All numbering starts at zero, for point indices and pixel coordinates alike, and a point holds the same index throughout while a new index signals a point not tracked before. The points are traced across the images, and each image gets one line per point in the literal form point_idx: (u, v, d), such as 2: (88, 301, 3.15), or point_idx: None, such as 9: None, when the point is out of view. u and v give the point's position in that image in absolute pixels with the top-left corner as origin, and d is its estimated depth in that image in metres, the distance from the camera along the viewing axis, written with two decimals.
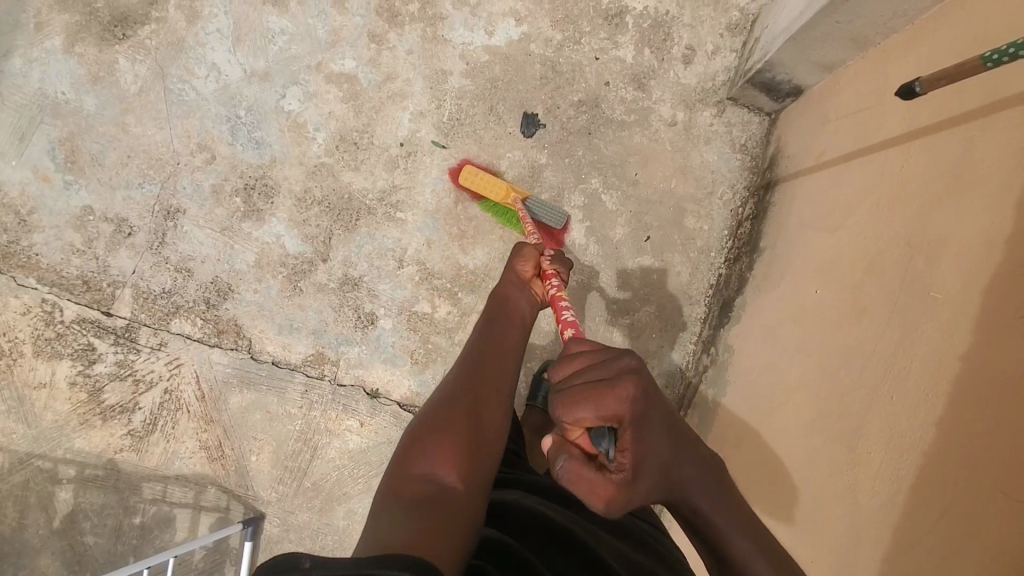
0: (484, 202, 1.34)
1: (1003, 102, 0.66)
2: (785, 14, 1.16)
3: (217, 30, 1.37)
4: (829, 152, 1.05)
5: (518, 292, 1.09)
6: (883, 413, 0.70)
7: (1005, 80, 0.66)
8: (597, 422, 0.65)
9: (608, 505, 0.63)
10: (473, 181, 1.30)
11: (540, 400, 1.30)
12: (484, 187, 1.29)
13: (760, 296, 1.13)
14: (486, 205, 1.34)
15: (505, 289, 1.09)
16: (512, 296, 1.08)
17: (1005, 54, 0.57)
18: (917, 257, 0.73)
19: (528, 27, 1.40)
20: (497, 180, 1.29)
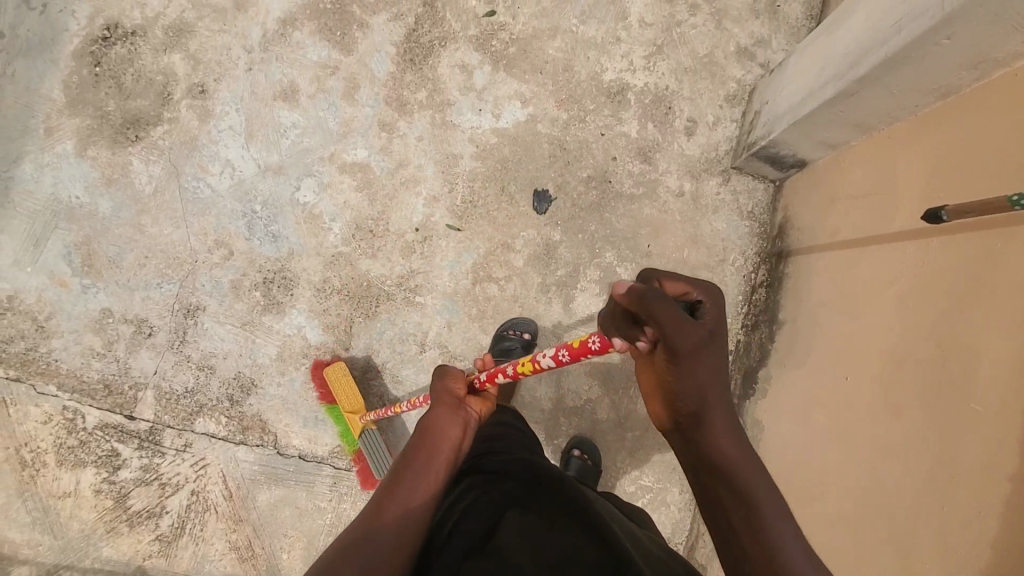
0: (332, 408, 1.33)
1: (1017, 221, 0.69)
2: (786, 95, 1.21)
3: (230, 127, 1.40)
4: (843, 233, 1.08)
5: (447, 411, 0.92)
6: (937, 522, 0.72)
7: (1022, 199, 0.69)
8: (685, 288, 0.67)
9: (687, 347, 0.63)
10: (337, 380, 1.28)
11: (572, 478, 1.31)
12: (339, 386, 1.28)
13: (785, 371, 1.15)
14: (332, 412, 1.33)
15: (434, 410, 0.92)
16: (439, 417, 0.90)
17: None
18: (949, 362, 0.75)
19: (534, 108, 1.44)
20: (356, 392, 1.28)
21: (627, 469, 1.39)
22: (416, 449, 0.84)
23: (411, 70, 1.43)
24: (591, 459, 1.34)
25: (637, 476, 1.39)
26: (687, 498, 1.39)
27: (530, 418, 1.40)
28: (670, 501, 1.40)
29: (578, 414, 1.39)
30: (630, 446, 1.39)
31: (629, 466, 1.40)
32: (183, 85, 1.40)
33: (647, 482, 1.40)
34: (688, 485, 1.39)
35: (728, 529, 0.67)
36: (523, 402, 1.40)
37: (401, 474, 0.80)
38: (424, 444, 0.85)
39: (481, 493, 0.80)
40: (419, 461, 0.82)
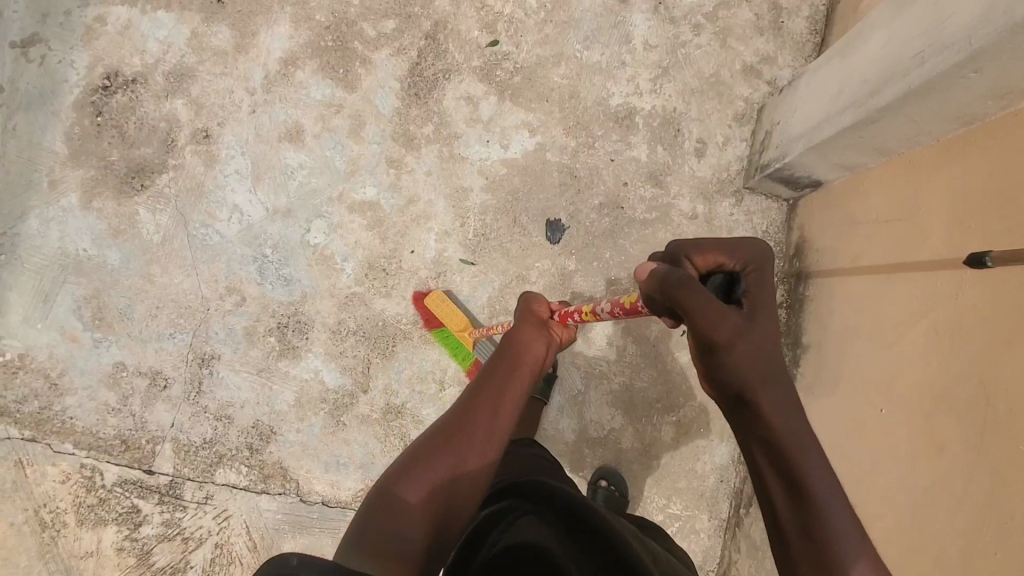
0: (439, 331, 1.33)
1: None
2: (799, 118, 1.20)
3: (236, 171, 1.38)
4: (867, 258, 1.08)
5: (533, 333, 1.02)
6: (989, 566, 0.71)
7: None
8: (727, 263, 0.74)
9: (718, 323, 0.67)
10: (438, 304, 1.29)
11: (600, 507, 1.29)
12: (444, 310, 1.28)
13: (816, 399, 1.14)
14: (440, 334, 1.33)
15: (514, 335, 1.01)
16: (521, 340, 1.00)
17: None
18: (994, 402, 0.74)
19: (542, 136, 1.43)
20: (461, 313, 1.28)
21: (654, 498, 1.38)
22: (499, 369, 0.95)
23: (417, 104, 1.43)
24: (616, 487, 1.33)
25: (665, 504, 1.37)
26: (717, 524, 1.37)
27: (554, 451, 1.38)
28: (699, 528, 1.38)
29: (603, 444, 1.38)
30: (656, 474, 1.38)
31: (656, 495, 1.38)
32: (187, 131, 1.38)
33: (675, 510, 1.38)
34: (718, 512, 1.37)
35: (773, 513, 0.66)
36: (546, 435, 1.38)
37: (486, 389, 0.92)
38: (507, 368, 0.95)
39: (518, 508, 0.82)
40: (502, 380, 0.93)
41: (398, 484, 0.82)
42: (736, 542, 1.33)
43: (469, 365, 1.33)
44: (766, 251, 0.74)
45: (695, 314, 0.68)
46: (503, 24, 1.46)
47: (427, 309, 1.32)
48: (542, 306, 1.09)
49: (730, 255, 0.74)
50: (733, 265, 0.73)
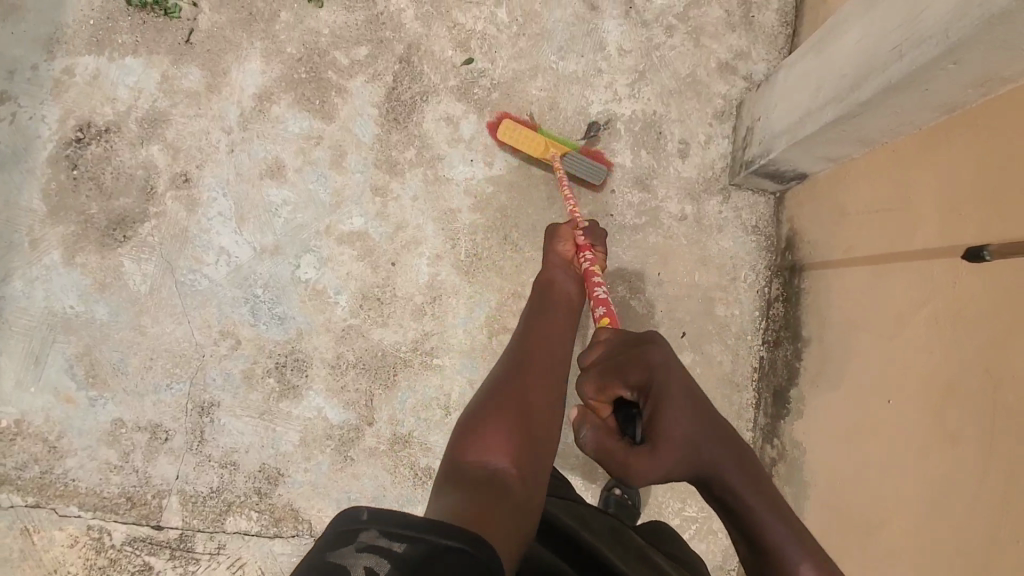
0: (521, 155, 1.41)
1: None
2: (779, 113, 1.20)
3: (219, 213, 1.36)
4: (860, 249, 1.09)
5: (563, 269, 1.18)
6: (1010, 555, 0.71)
7: None
8: (622, 386, 0.84)
9: (628, 462, 0.79)
10: (514, 133, 1.37)
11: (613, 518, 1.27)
12: (518, 137, 1.36)
13: (822, 392, 1.14)
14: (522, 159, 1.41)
15: (551, 278, 1.18)
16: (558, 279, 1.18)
17: None
18: (1002, 390, 0.75)
19: (526, 151, 1.43)
20: (534, 133, 1.37)
21: (669, 502, 1.37)
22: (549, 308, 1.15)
23: (397, 129, 1.41)
24: (631, 496, 1.31)
25: (680, 507, 1.36)
26: None
27: (565, 466, 1.37)
28: (717, 528, 1.37)
29: None
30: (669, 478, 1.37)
31: (670, 499, 1.37)
32: (166, 177, 1.36)
33: (691, 512, 1.37)
34: None
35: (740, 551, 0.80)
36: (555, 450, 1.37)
37: (535, 341, 1.08)
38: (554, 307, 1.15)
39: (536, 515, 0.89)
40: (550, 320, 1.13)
41: (477, 424, 0.88)
42: None
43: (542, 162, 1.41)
44: (648, 366, 0.83)
45: (606, 454, 0.81)
46: (477, 41, 1.45)
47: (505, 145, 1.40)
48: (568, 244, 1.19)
49: (620, 382, 0.85)
50: (627, 390, 0.84)
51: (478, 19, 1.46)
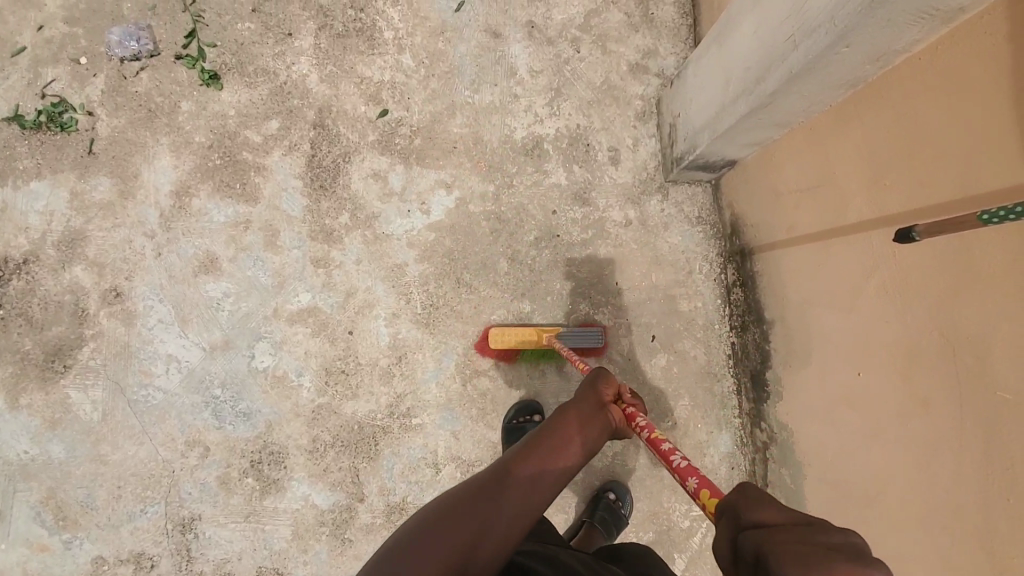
0: (521, 355, 1.36)
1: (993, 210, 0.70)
2: (696, 109, 1.22)
3: (160, 320, 1.32)
4: (800, 228, 1.10)
5: (594, 408, 0.86)
6: (1005, 515, 0.71)
7: (997, 181, 0.71)
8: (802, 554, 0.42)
9: None
10: (507, 334, 1.32)
11: (598, 517, 1.28)
12: (511, 341, 1.32)
13: (795, 372, 1.15)
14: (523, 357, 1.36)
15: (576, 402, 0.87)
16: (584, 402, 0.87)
17: (996, 214, 0.60)
18: (962, 352, 0.76)
19: (460, 191, 1.41)
20: (527, 329, 1.33)
21: (675, 505, 1.34)
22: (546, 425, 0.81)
23: (326, 196, 1.38)
24: (623, 502, 1.30)
25: (687, 508, 1.34)
26: None
27: (565, 494, 1.34)
28: None
29: (610, 471, 1.35)
30: (670, 481, 1.35)
31: (676, 502, 1.34)
32: (96, 295, 1.31)
33: (698, 511, 1.34)
34: None
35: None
36: None
37: (526, 460, 0.75)
38: (559, 428, 0.81)
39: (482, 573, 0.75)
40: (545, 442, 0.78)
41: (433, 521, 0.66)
42: None
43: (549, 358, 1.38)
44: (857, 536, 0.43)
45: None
46: (388, 92, 1.43)
47: (503, 357, 1.36)
48: (609, 388, 0.91)
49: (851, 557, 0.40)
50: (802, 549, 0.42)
51: (385, 69, 1.44)
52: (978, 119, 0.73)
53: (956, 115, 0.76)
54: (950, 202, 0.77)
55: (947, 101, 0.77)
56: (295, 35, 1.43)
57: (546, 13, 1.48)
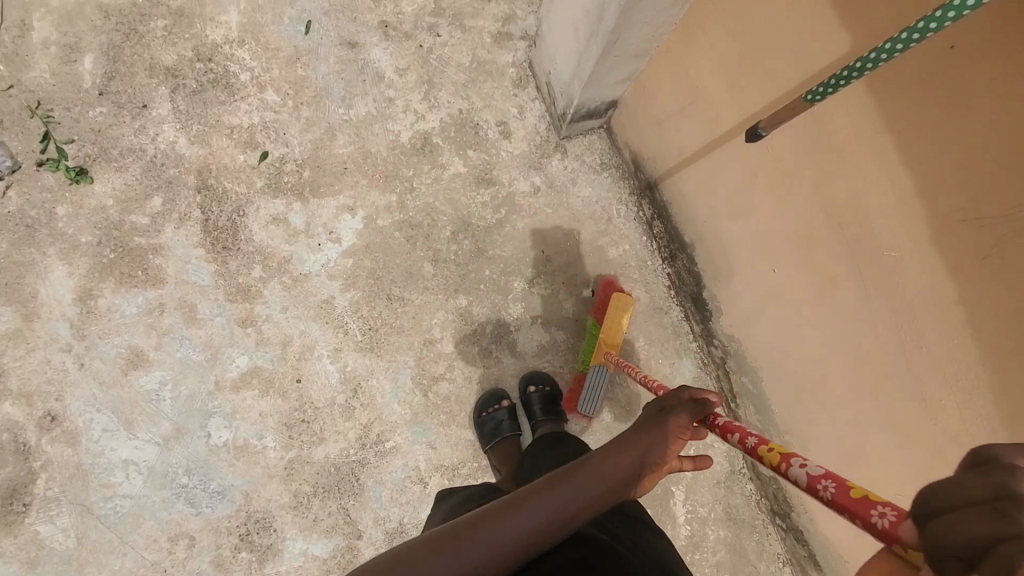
0: (592, 325, 1.37)
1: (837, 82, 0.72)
2: (560, 61, 1.21)
3: (104, 429, 1.28)
4: (686, 148, 1.11)
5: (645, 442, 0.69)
6: (926, 365, 0.73)
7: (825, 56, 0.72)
8: None
9: None
10: (615, 316, 1.32)
11: (539, 411, 1.30)
12: (614, 315, 1.31)
13: (723, 285, 1.17)
14: (592, 326, 1.37)
15: (635, 449, 0.69)
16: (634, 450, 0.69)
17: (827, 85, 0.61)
18: (846, 225, 0.78)
19: (364, 208, 1.38)
20: (623, 331, 1.31)
21: None
22: (606, 454, 0.69)
23: (232, 255, 1.34)
24: (544, 384, 1.33)
25: None
26: None
27: None
28: (713, 441, 1.35)
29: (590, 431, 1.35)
30: None
31: None
32: (32, 426, 1.27)
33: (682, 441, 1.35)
34: None
35: None
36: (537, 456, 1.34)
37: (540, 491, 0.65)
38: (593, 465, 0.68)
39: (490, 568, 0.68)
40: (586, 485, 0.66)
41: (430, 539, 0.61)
42: None
43: (476, 285, 1.38)
44: None
45: None
46: (262, 133, 1.39)
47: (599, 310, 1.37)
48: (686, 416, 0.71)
49: None
50: None
51: (252, 112, 1.40)
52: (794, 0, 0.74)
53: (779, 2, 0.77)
54: (796, 84, 0.78)
55: None
56: (151, 105, 1.38)
57: (395, 9, 1.45)
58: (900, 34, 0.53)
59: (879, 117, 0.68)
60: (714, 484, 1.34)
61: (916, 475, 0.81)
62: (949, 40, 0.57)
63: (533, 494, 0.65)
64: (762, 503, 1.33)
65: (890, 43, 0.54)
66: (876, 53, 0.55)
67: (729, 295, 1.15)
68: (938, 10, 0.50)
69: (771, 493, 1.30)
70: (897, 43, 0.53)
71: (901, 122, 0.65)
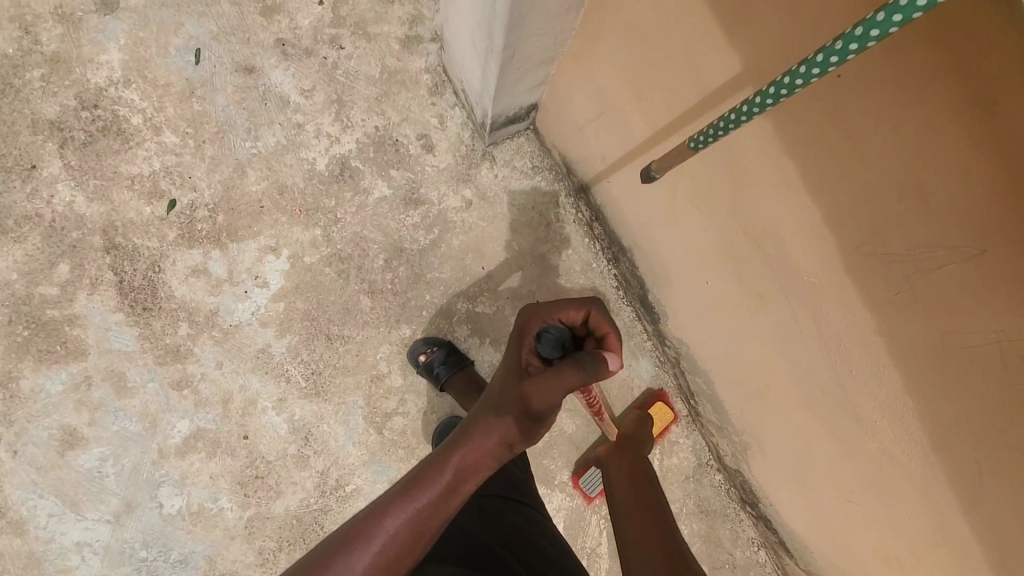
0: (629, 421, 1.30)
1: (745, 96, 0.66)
2: (468, 71, 1.12)
3: (51, 514, 1.23)
4: (608, 155, 1.04)
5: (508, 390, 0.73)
6: (856, 388, 0.69)
7: (728, 68, 0.67)
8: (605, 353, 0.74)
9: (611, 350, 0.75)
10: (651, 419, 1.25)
11: (440, 378, 1.25)
12: (648, 424, 1.25)
13: (667, 292, 1.11)
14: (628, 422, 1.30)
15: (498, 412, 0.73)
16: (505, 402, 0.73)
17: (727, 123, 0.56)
18: (766, 245, 0.73)
19: (288, 247, 1.30)
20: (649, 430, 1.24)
21: None
22: (467, 438, 0.74)
23: (154, 316, 1.27)
24: (435, 350, 1.27)
25: None
26: (687, 423, 1.31)
27: None
28: (679, 438, 1.31)
29: (553, 445, 1.31)
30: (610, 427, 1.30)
31: None
32: None
33: None
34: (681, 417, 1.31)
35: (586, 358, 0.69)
36: None
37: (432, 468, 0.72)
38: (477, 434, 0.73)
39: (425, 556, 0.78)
40: (450, 471, 0.72)
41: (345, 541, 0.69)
42: (709, 430, 1.25)
43: (416, 310, 1.31)
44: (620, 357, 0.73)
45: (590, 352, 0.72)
46: (166, 180, 1.29)
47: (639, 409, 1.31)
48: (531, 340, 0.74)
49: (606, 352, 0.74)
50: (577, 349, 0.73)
51: (151, 158, 1.29)
52: (686, 12, 0.68)
53: (673, 12, 0.70)
54: (702, 95, 0.72)
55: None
56: (39, 164, 1.27)
57: (291, 24, 1.34)
58: (770, 87, 0.49)
59: (781, 143, 0.62)
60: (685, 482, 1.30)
61: (867, 488, 0.78)
62: (835, 70, 0.51)
63: (421, 483, 0.71)
64: (732, 492, 1.28)
65: (759, 98, 0.51)
66: (771, 91, 0.49)
67: (673, 300, 1.10)
68: (815, 54, 0.44)
69: (738, 484, 1.24)
70: (787, 84, 0.47)
71: (804, 149, 0.59)
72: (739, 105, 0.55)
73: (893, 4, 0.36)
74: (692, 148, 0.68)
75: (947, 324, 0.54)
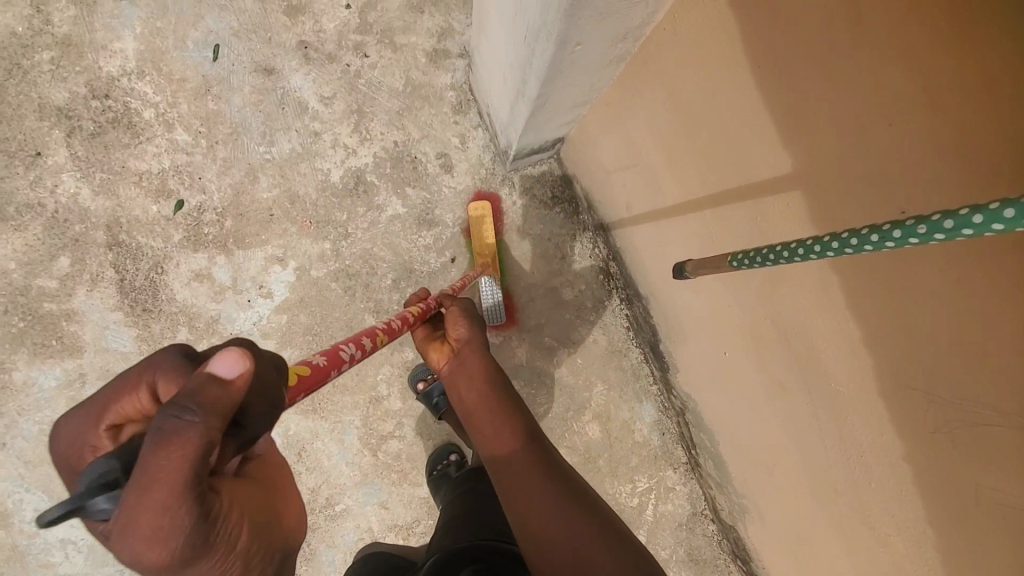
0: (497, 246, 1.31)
1: (791, 198, 0.63)
2: (496, 100, 1.08)
3: (36, 509, 1.22)
4: (633, 206, 1.01)
5: None
6: (873, 500, 0.68)
7: (775, 163, 0.64)
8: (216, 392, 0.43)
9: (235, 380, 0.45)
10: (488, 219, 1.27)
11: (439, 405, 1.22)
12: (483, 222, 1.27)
13: (678, 347, 1.09)
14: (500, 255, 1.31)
15: None
16: None
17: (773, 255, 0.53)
18: (794, 344, 0.71)
19: (295, 259, 1.26)
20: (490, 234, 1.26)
21: (620, 488, 1.29)
22: None
23: (153, 318, 1.24)
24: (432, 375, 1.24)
25: (632, 487, 1.28)
26: (684, 471, 1.30)
27: None
28: (675, 485, 1.30)
29: None
30: (606, 469, 1.29)
31: (620, 485, 1.29)
32: None
33: (642, 487, 1.29)
34: (678, 464, 1.30)
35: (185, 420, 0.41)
36: None
37: None
38: None
39: None
40: None
41: None
42: (707, 483, 1.24)
43: None
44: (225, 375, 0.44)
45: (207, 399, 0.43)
46: (175, 179, 1.25)
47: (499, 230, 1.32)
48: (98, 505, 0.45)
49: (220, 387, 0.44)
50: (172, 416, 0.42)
51: (161, 155, 1.25)
52: (737, 99, 0.65)
53: (723, 94, 0.67)
54: (743, 182, 0.70)
55: (705, 74, 0.69)
56: (45, 152, 1.23)
57: (316, 26, 1.28)
58: (832, 243, 0.44)
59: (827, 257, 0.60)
60: (675, 530, 1.29)
61: None
62: None
63: None
64: (723, 544, 1.28)
65: (817, 246, 0.47)
66: (831, 247, 0.45)
67: (685, 358, 1.08)
68: (888, 225, 0.40)
69: (732, 539, 1.23)
70: (853, 245, 0.43)
71: (852, 268, 0.58)
72: (792, 245, 0.50)
73: (999, 209, 0.32)
74: (731, 266, 0.63)
75: (979, 476, 0.52)
